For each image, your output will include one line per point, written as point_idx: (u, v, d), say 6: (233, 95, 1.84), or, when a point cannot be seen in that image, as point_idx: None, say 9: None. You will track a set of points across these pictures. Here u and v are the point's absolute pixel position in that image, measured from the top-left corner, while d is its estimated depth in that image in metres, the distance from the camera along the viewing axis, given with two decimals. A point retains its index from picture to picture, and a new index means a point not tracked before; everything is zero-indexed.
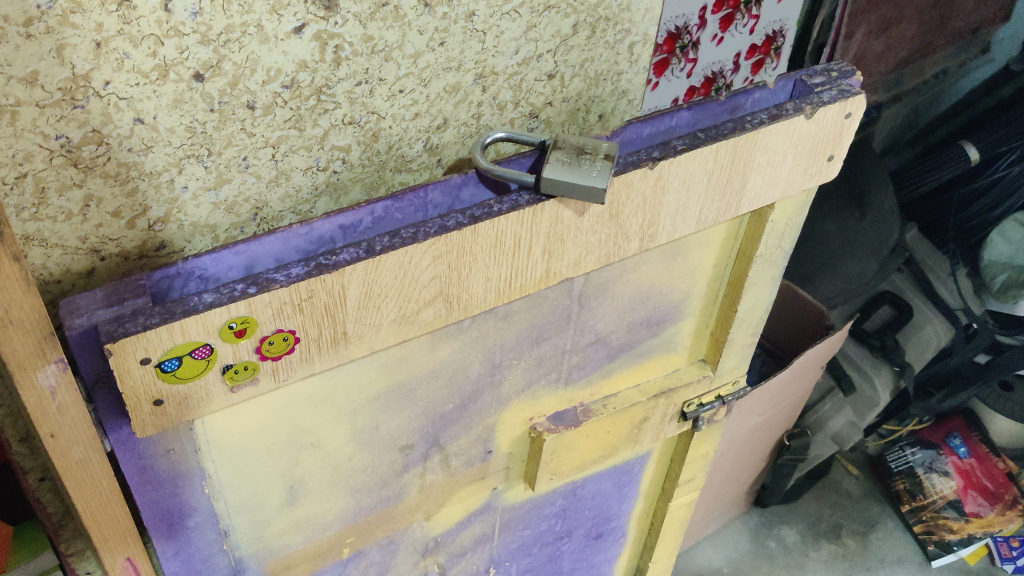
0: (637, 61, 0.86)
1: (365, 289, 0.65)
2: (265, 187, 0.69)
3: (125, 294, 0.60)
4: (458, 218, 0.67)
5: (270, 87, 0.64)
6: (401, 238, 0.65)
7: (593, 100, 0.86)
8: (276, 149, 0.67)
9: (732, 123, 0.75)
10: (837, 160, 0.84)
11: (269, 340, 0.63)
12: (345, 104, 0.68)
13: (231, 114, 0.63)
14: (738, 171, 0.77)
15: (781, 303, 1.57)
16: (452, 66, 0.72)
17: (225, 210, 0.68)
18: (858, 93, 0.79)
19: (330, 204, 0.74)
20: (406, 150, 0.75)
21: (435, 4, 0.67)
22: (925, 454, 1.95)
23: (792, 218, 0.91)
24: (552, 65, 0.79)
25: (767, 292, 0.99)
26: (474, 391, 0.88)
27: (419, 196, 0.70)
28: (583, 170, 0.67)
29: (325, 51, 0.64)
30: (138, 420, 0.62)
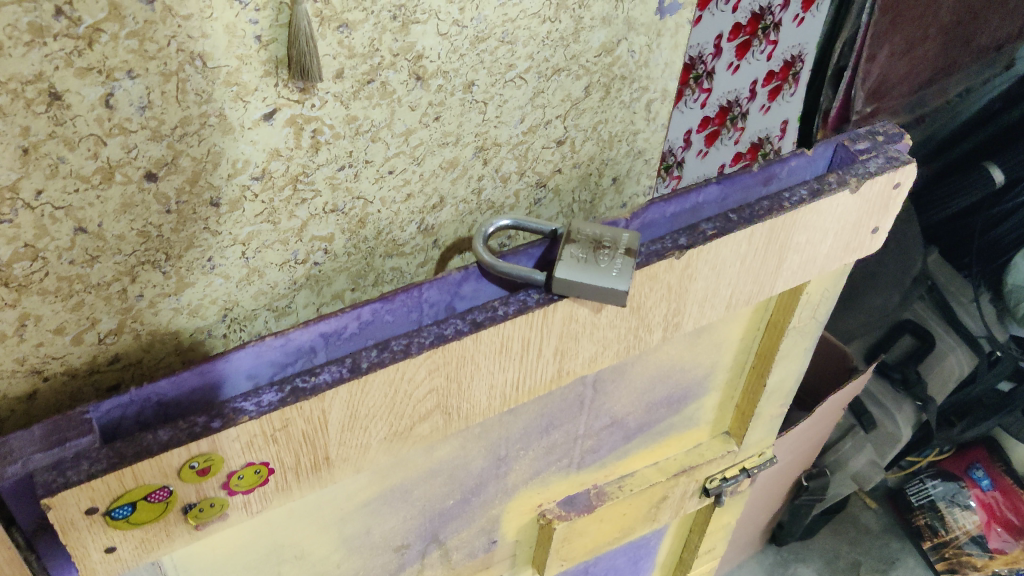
0: (655, 118, 0.77)
1: (349, 412, 0.56)
2: (235, 287, 0.60)
3: (68, 432, 0.52)
4: (457, 324, 0.58)
5: (237, 181, 0.55)
6: (391, 352, 0.56)
7: (606, 163, 0.77)
8: (247, 246, 0.58)
9: (768, 201, 0.67)
10: (882, 232, 0.75)
11: (239, 474, 0.55)
12: (327, 191, 0.60)
13: (192, 214, 0.54)
14: (775, 252, 0.69)
15: None
16: (449, 141, 0.64)
17: (188, 313, 0.59)
18: (908, 161, 0.70)
19: (311, 296, 0.65)
20: (398, 233, 0.66)
21: (429, 76, 0.59)
22: (946, 487, 1.82)
23: (827, 289, 0.82)
24: (561, 131, 0.71)
25: (799, 364, 0.90)
26: (477, 485, 0.79)
27: (413, 295, 0.61)
28: (606, 269, 0.59)
29: (301, 137, 0.56)
30: (86, 569, 0.53)
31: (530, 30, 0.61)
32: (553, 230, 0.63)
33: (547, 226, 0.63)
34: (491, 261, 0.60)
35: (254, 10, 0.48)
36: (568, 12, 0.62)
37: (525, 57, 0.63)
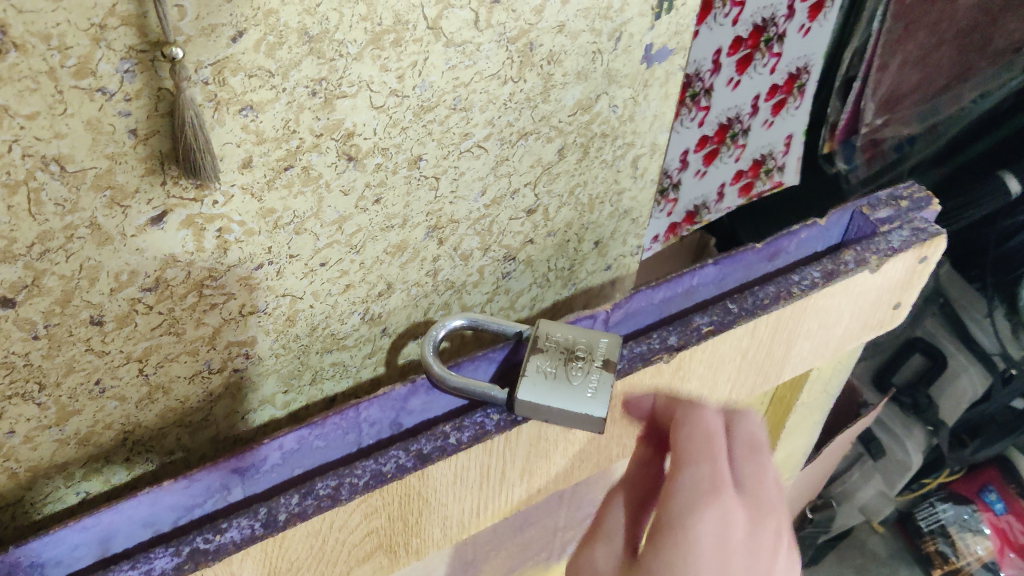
0: (643, 175, 0.67)
1: (267, 569, 0.46)
2: (133, 407, 0.50)
3: None
4: (399, 457, 0.48)
5: (124, 295, 0.45)
6: (316, 498, 0.46)
7: (587, 227, 0.67)
8: (144, 363, 0.48)
9: (774, 287, 0.56)
10: (903, 307, 0.65)
11: None
12: (242, 293, 0.49)
13: (67, 336, 0.44)
14: (781, 341, 0.59)
15: None
16: (393, 224, 0.53)
17: (78, 443, 0.49)
18: (938, 232, 0.60)
19: (233, 404, 0.55)
20: (337, 326, 0.56)
21: (364, 156, 0.48)
22: (956, 510, 1.61)
23: (841, 363, 0.72)
24: (532, 199, 0.60)
25: (807, 437, 0.81)
26: None
27: (349, 415, 0.50)
28: (578, 392, 0.48)
29: (203, 238, 0.45)
30: None
31: (489, 93, 0.51)
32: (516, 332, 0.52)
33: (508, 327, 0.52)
34: (442, 377, 0.50)
35: (124, 100, 0.38)
36: (535, 69, 0.52)
37: (484, 124, 0.52)
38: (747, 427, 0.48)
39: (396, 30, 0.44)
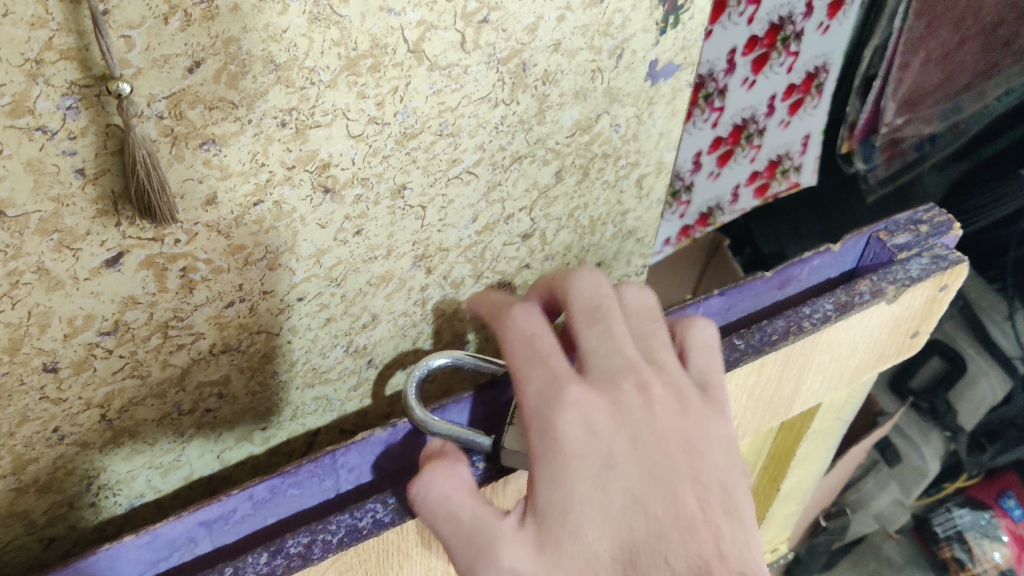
0: (648, 194, 0.63)
1: None
2: (98, 451, 0.47)
3: None
4: (376, 509, 0.45)
5: (79, 340, 0.41)
6: (286, 557, 0.43)
7: (587, 249, 0.63)
8: (107, 408, 0.45)
9: (784, 319, 0.54)
10: (922, 333, 0.63)
11: None
12: (212, 332, 0.46)
13: (18, 385, 0.41)
14: (792, 375, 0.56)
15: None
16: (377, 255, 0.50)
17: (37, 491, 0.46)
18: (959, 259, 0.57)
19: (207, 444, 0.52)
20: (319, 360, 0.53)
21: (342, 186, 0.45)
22: (975, 516, 1.54)
23: (855, 391, 0.70)
24: (527, 223, 0.56)
25: (819, 464, 0.80)
26: None
27: (325, 462, 0.47)
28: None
29: (165, 278, 0.42)
30: None
31: (479, 117, 0.47)
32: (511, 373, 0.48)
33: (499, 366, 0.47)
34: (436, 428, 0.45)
35: (69, 139, 0.35)
36: (528, 90, 0.48)
37: (473, 148, 0.49)
38: (585, 287, 0.43)
39: (373, 55, 0.40)
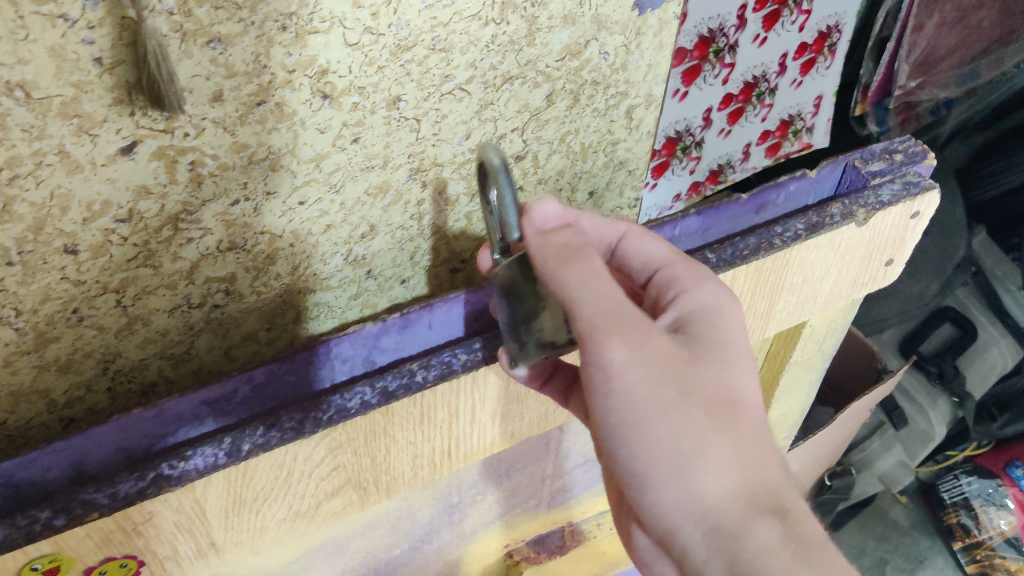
0: (639, 126, 0.66)
1: (231, 497, 0.47)
2: (113, 337, 0.51)
3: None
4: (363, 394, 0.49)
5: (97, 225, 0.45)
6: (280, 431, 0.47)
7: (580, 176, 0.66)
8: (122, 294, 0.49)
9: (756, 237, 0.56)
10: (897, 264, 0.65)
11: (100, 569, 0.47)
12: (219, 228, 0.50)
13: (41, 263, 0.45)
14: (765, 293, 0.59)
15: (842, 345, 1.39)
16: (374, 164, 0.53)
17: (58, 370, 0.50)
18: (930, 187, 0.59)
19: (215, 340, 0.56)
20: (320, 266, 0.57)
21: (340, 94, 0.48)
22: (981, 484, 1.65)
23: (836, 321, 0.71)
24: (520, 145, 0.60)
25: (803, 397, 0.82)
26: (427, 532, 0.72)
27: (320, 351, 0.52)
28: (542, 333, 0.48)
29: (176, 171, 0.46)
30: None
31: (469, 35, 0.51)
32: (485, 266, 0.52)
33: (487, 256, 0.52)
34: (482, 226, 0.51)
35: (88, 29, 0.38)
36: (518, 11, 0.51)
37: (465, 66, 0.52)
38: None
39: None
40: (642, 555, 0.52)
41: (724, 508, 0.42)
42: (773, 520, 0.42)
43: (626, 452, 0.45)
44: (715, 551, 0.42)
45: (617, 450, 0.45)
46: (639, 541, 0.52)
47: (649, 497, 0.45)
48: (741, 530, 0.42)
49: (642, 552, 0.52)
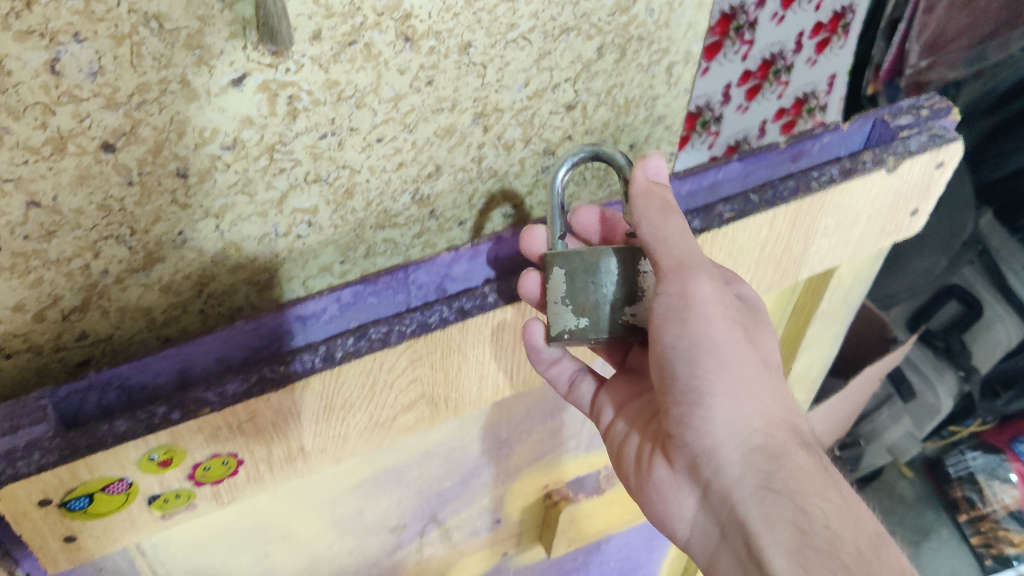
0: (678, 83, 0.71)
1: (323, 402, 0.52)
2: (210, 261, 0.56)
3: (21, 419, 0.48)
4: (443, 312, 0.55)
5: (206, 150, 0.50)
6: (369, 341, 0.53)
7: (622, 129, 0.71)
8: (221, 219, 0.54)
9: (794, 181, 0.62)
10: (922, 214, 0.70)
11: (204, 466, 0.51)
12: (307, 160, 0.55)
13: (157, 185, 0.50)
14: (800, 236, 0.63)
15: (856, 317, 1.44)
16: (443, 106, 0.58)
17: (160, 289, 0.56)
18: (955, 138, 0.64)
19: (296, 270, 0.61)
20: (390, 204, 0.62)
21: (419, 38, 0.53)
22: (987, 459, 1.68)
23: (861, 273, 0.76)
24: (571, 95, 0.65)
25: (827, 349, 0.87)
26: (476, 467, 0.76)
27: (399, 276, 0.57)
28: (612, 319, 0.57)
29: (276, 103, 0.51)
30: (46, 556, 0.51)
31: None
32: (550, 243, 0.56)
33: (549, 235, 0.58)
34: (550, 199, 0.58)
35: None
36: None
37: (528, 16, 0.57)
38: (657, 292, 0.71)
39: None
40: (656, 489, 0.64)
41: (765, 434, 0.57)
42: (800, 453, 0.58)
43: (690, 371, 0.56)
44: (754, 464, 0.56)
45: (681, 371, 0.56)
46: (655, 475, 0.64)
47: (699, 415, 0.57)
48: (780, 453, 0.56)
49: (655, 487, 0.64)
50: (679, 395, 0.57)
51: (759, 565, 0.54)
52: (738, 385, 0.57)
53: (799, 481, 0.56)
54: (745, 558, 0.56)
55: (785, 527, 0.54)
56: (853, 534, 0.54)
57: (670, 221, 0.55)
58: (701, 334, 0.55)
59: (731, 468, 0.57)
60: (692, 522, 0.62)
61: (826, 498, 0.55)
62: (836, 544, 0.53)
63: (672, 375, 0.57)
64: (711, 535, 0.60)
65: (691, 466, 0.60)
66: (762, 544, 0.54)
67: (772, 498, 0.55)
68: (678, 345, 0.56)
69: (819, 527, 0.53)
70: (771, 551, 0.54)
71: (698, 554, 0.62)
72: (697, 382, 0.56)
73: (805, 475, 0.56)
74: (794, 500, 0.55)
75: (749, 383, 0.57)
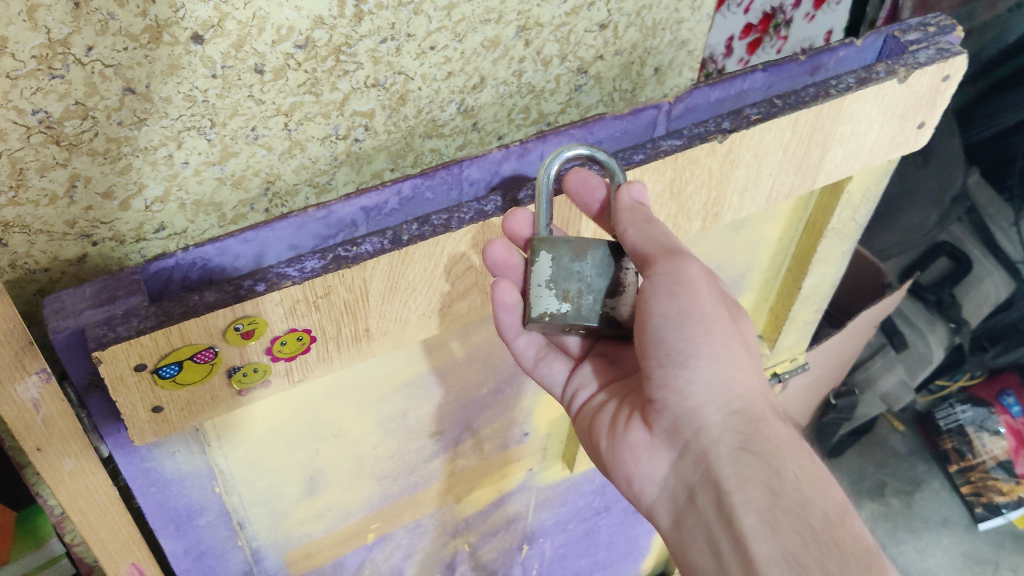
0: (701, 8, 0.75)
1: (390, 283, 0.57)
2: (277, 159, 0.60)
3: (118, 291, 0.53)
4: (497, 201, 0.61)
5: (281, 48, 0.54)
6: (432, 225, 0.57)
7: (649, 52, 0.76)
8: (289, 117, 0.58)
9: (815, 87, 0.66)
10: (928, 127, 0.75)
11: (282, 340, 0.56)
12: (368, 64, 0.59)
13: (236, 80, 0.54)
14: (818, 141, 0.68)
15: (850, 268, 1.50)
16: (491, 18, 0.63)
17: (232, 185, 0.60)
18: (959, 52, 0.70)
19: (351, 174, 0.66)
20: (438, 113, 0.66)
21: None
22: (976, 412, 1.74)
23: (870, 188, 0.82)
24: (604, 15, 0.69)
25: (835, 270, 0.92)
26: (511, 375, 0.82)
27: (453, 172, 0.63)
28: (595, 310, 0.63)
29: (345, 5, 0.55)
30: (136, 428, 0.55)
31: None
32: (534, 234, 0.60)
33: (534, 221, 0.60)
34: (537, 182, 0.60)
35: None
36: None
37: None
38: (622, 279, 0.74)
39: None
40: (628, 452, 0.67)
41: (743, 402, 0.63)
42: (774, 422, 0.64)
43: (677, 336, 0.61)
44: (733, 427, 0.62)
45: (670, 335, 0.61)
46: (628, 438, 0.67)
47: (684, 378, 0.62)
48: (757, 419, 0.62)
49: (627, 449, 0.67)
50: (664, 358, 0.62)
51: (729, 521, 0.59)
52: (721, 353, 0.63)
53: (775, 447, 0.61)
54: (715, 517, 0.60)
55: (757, 487, 0.59)
56: (821, 499, 0.60)
57: (653, 226, 0.60)
58: (689, 305, 0.61)
59: (712, 428, 0.62)
60: (661, 486, 0.66)
61: (799, 465, 0.61)
62: (804, 507, 0.58)
63: (659, 339, 0.62)
64: (679, 498, 0.64)
65: (669, 429, 0.64)
66: (734, 501, 0.59)
67: (747, 459, 0.60)
68: (668, 313, 0.61)
69: (790, 490, 0.59)
70: (741, 508, 0.59)
71: (662, 516, 0.66)
72: (684, 346, 0.62)
73: (779, 442, 0.62)
74: (768, 463, 0.60)
75: (732, 353, 0.63)
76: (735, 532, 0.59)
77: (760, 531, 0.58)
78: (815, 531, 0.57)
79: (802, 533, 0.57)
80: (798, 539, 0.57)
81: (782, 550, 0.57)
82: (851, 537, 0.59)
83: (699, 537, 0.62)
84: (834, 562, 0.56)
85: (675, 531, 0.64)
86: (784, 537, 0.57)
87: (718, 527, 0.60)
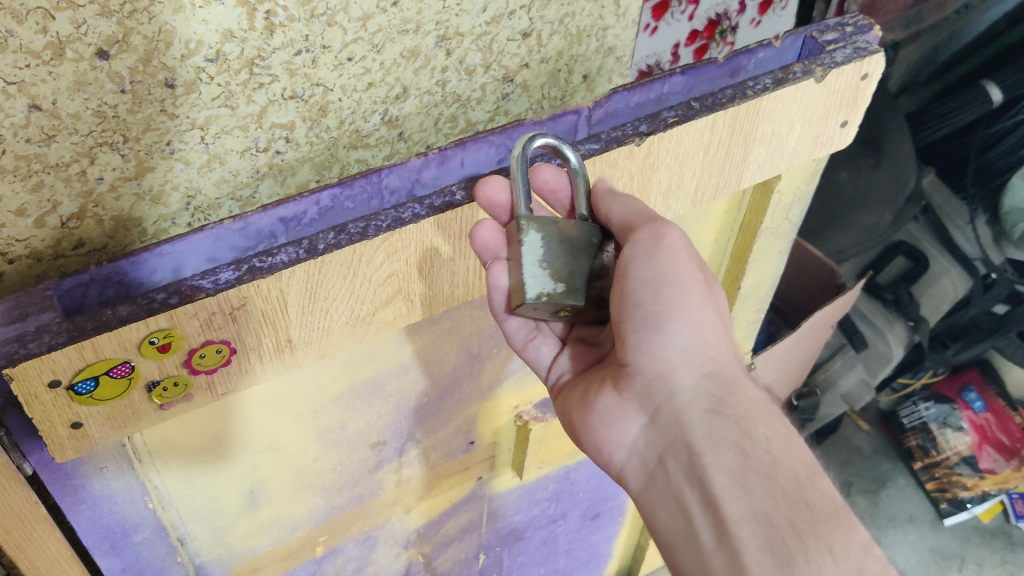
0: (625, 14, 0.77)
1: (308, 293, 0.57)
2: (196, 173, 0.61)
3: (30, 308, 0.53)
4: (415, 209, 0.61)
5: (192, 62, 0.55)
6: (348, 234, 0.58)
7: (575, 59, 0.77)
8: (206, 131, 0.59)
9: (732, 89, 0.67)
10: (851, 126, 0.76)
11: (200, 353, 0.56)
12: (284, 76, 0.59)
13: (147, 95, 0.54)
14: (739, 142, 0.69)
15: (804, 268, 1.51)
16: (409, 28, 0.63)
17: (151, 200, 0.60)
18: (876, 51, 0.71)
19: (275, 187, 0.66)
20: (361, 124, 0.67)
21: None
22: (938, 408, 1.79)
23: (801, 188, 0.83)
24: (526, 23, 0.70)
25: (774, 270, 0.93)
26: (452, 382, 0.82)
27: (373, 181, 0.65)
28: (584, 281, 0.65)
29: (254, 18, 0.55)
30: (55, 445, 0.54)
31: None
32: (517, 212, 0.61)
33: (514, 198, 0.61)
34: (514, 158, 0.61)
35: None
36: None
37: None
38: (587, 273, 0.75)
39: None
40: (598, 418, 0.69)
41: (713, 365, 0.66)
42: (746, 385, 0.67)
43: (652, 300, 0.63)
44: (705, 390, 0.65)
45: (646, 299, 0.63)
46: (597, 405, 0.69)
47: (657, 342, 0.65)
48: (729, 382, 0.66)
49: (597, 416, 0.69)
50: (638, 322, 0.64)
51: (701, 483, 0.62)
52: (695, 318, 0.65)
53: (748, 408, 0.65)
54: (684, 479, 0.64)
55: (729, 449, 0.62)
56: (791, 460, 0.62)
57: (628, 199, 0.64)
58: (667, 268, 0.63)
59: (684, 392, 0.65)
60: (630, 450, 0.68)
61: (769, 427, 0.64)
62: (774, 467, 0.61)
63: (635, 304, 0.64)
64: (650, 461, 0.67)
65: (641, 393, 0.67)
66: (706, 463, 0.62)
67: (720, 421, 0.64)
68: (645, 277, 0.63)
69: (760, 450, 0.62)
70: (713, 469, 0.62)
71: (631, 479, 0.68)
72: (657, 310, 0.64)
73: (750, 405, 0.65)
74: (740, 425, 0.63)
75: (705, 319, 0.66)
76: (707, 492, 0.61)
77: (731, 492, 0.60)
78: (785, 492, 0.60)
79: (772, 493, 0.60)
80: (768, 499, 0.60)
81: (753, 509, 0.59)
82: (822, 495, 0.61)
83: (669, 498, 0.65)
84: (802, 520, 0.58)
85: (645, 495, 0.67)
86: (755, 498, 0.60)
87: (688, 490, 0.63)
